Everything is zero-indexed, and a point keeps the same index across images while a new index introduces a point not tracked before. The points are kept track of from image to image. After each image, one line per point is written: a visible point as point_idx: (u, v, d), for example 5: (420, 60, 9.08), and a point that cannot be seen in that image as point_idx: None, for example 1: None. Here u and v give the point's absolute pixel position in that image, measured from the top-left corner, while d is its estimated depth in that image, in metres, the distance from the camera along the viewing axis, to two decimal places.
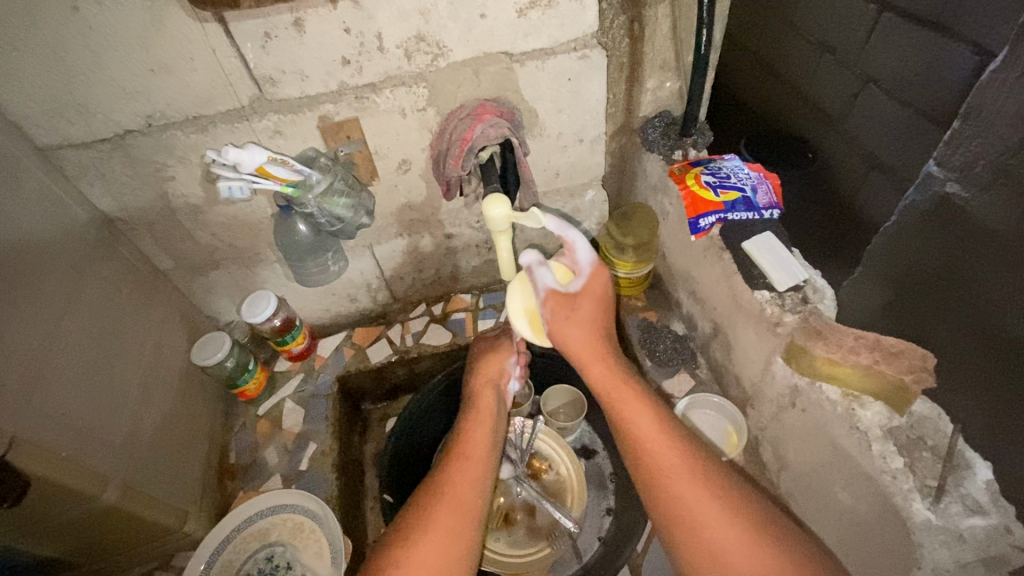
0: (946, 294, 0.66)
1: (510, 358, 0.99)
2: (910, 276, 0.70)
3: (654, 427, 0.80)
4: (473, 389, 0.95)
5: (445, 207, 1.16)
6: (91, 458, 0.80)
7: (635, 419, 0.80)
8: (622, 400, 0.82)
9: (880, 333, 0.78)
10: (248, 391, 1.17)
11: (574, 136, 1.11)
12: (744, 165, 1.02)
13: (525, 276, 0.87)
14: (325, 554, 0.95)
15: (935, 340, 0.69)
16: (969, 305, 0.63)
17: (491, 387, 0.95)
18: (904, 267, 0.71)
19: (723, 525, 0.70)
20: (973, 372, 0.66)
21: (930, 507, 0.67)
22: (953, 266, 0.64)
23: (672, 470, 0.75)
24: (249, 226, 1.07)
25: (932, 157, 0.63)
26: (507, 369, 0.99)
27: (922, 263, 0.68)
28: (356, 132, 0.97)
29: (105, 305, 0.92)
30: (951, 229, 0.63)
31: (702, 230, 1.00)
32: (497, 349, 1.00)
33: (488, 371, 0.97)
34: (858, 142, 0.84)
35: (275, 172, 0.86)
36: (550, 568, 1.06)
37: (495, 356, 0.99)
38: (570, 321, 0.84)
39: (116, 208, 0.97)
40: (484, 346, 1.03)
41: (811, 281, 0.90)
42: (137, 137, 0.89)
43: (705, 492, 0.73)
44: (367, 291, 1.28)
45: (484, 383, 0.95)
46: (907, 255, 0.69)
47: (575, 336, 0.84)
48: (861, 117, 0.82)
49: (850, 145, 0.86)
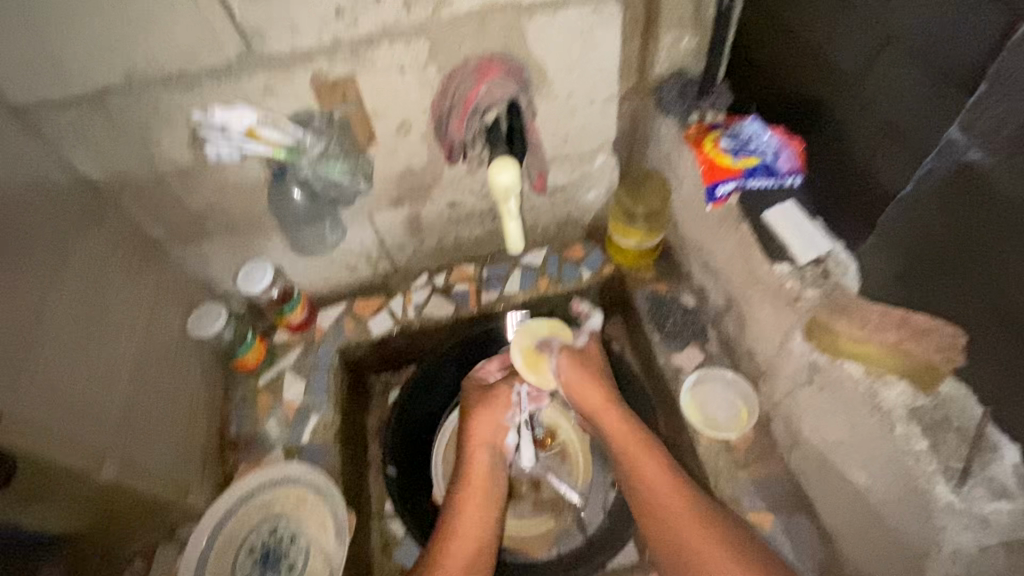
0: (959, 266, 0.64)
1: (506, 411, 1.05)
2: (921, 248, 0.68)
3: (645, 454, 0.94)
4: (471, 451, 1.01)
5: (448, 172, 1.10)
6: (90, 435, 0.79)
7: (623, 441, 0.97)
8: (634, 460, 0.94)
9: (891, 305, 0.75)
10: (248, 362, 1.15)
11: (586, 97, 1.04)
12: (766, 128, 0.94)
13: (546, 326, 1.12)
14: (329, 526, 0.95)
15: (952, 309, 0.67)
16: (986, 273, 0.62)
17: (486, 447, 1.02)
18: (918, 238, 0.68)
19: (719, 557, 0.81)
20: (987, 341, 0.65)
21: (953, 491, 0.65)
22: (967, 238, 0.62)
23: (682, 520, 0.86)
24: (242, 192, 1.01)
25: (955, 123, 0.60)
26: (503, 424, 1.04)
27: (934, 235, 0.66)
28: (353, 91, 0.90)
29: (95, 275, 0.88)
30: (967, 200, 0.61)
31: (719, 198, 0.94)
32: (492, 400, 1.05)
33: (484, 430, 1.03)
34: (870, 107, 0.78)
35: (266, 134, 0.86)
36: (555, 541, 1.07)
37: (488, 412, 1.04)
38: (580, 372, 1.04)
39: (101, 172, 0.92)
40: (477, 397, 1.07)
41: (835, 252, 0.84)
42: (118, 95, 0.82)
43: (710, 532, 0.83)
44: (367, 261, 1.23)
45: (481, 445, 1.01)
46: (921, 226, 0.67)
47: (581, 387, 1.02)
48: (876, 82, 0.76)
49: (865, 110, 0.79)
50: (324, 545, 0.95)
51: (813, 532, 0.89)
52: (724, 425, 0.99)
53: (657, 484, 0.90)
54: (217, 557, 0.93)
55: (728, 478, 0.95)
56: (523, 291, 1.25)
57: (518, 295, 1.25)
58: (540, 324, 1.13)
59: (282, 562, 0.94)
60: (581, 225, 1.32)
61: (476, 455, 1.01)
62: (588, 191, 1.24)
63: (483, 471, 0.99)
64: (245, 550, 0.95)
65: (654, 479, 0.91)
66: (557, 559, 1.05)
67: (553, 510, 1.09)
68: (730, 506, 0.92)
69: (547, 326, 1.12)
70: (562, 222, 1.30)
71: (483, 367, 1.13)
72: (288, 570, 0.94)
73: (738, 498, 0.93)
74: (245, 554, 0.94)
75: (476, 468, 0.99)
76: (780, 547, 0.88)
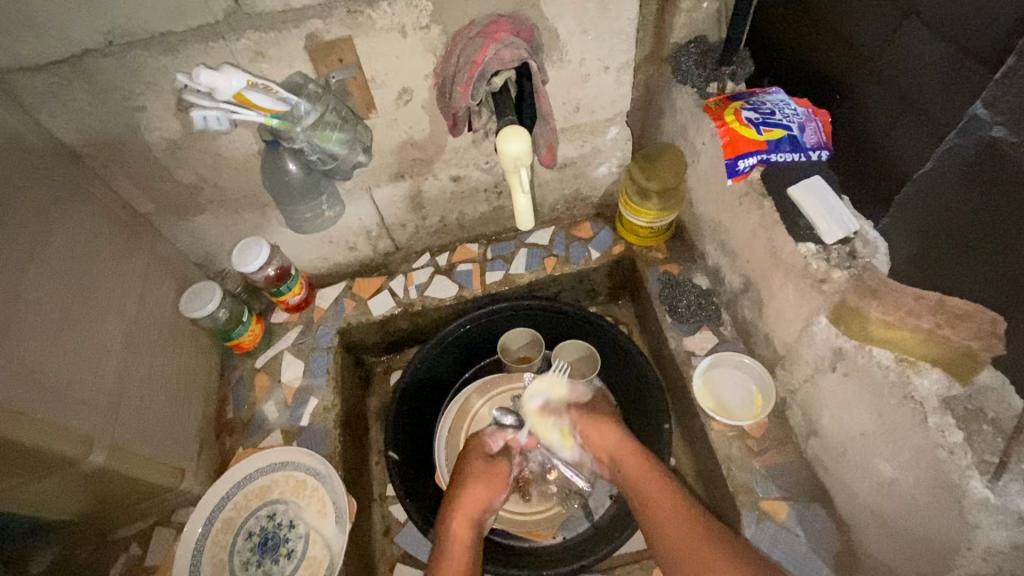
0: (977, 246, 0.62)
1: (500, 492, 0.93)
2: (938, 226, 0.66)
3: (677, 517, 0.80)
4: (456, 522, 0.88)
5: (452, 144, 1.04)
6: (72, 419, 0.75)
7: (657, 498, 0.83)
8: (658, 518, 0.81)
9: (903, 282, 0.72)
10: (244, 343, 1.10)
11: (600, 63, 0.98)
12: (790, 99, 0.88)
13: (556, 384, 1.01)
14: (328, 512, 0.93)
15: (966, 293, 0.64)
16: (1002, 257, 0.59)
17: (474, 522, 0.88)
18: (934, 216, 0.66)
19: None
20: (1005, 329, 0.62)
21: (988, 485, 0.61)
22: (988, 217, 0.60)
23: None
24: (235, 165, 0.96)
25: (981, 98, 0.58)
26: (494, 499, 0.92)
27: (952, 214, 0.64)
28: (349, 55, 0.84)
29: (78, 252, 0.83)
30: (987, 178, 0.59)
31: (741, 173, 0.89)
32: (488, 472, 0.94)
33: (475, 504, 0.89)
34: (886, 84, 0.72)
35: (257, 100, 0.76)
36: (560, 527, 1.05)
37: (486, 485, 0.91)
38: (597, 423, 0.94)
39: (84, 142, 0.86)
40: (476, 464, 0.95)
41: (863, 231, 0.78)
42: (97, 58, 0.76)
43: None
44: (367, 239, 1.18)
45: (466, 519, 0.88)
46: (937, 205, 0.65)
47: (599, 434, 0.94)
48: (889, 57, 0.71)
49: (880, 88, 0.74)
50: (323, 531, 0.92)
51: (830, 523, 0.86)
52: (738, 410, 0.95)
53: (698, 553, 0.75)
54: (214, 540, 0.92)
55: (741, 466, 0.91)
56: (529, 272, 1.21)
57: (524, 276, 1.21)
58: (545, 381, 1.02)
59: (280, 548, 0.91)
60: (590, 202, 1.26)
61: (460, 531, 0.87)
62: (599, 166, 1.19)
63: (464, 549, 0.85)
64: (242, 535, 0.92)
65: (693, 548, 0.76)
66: (564, 546, 1.03)
67: (558, 496, 1.07)
68: (744, 495, 0.89)
69: (551, 384, 1.01)
70: (571, 199, 1.24)
71: (490, 432, 1.00)
72: (286, 557, 0.91)
73: (753, 486, 0.89)
74: (242, 539, 0.92)
75: (458, 545, 0.85)
76: (796, 537, 0.85)
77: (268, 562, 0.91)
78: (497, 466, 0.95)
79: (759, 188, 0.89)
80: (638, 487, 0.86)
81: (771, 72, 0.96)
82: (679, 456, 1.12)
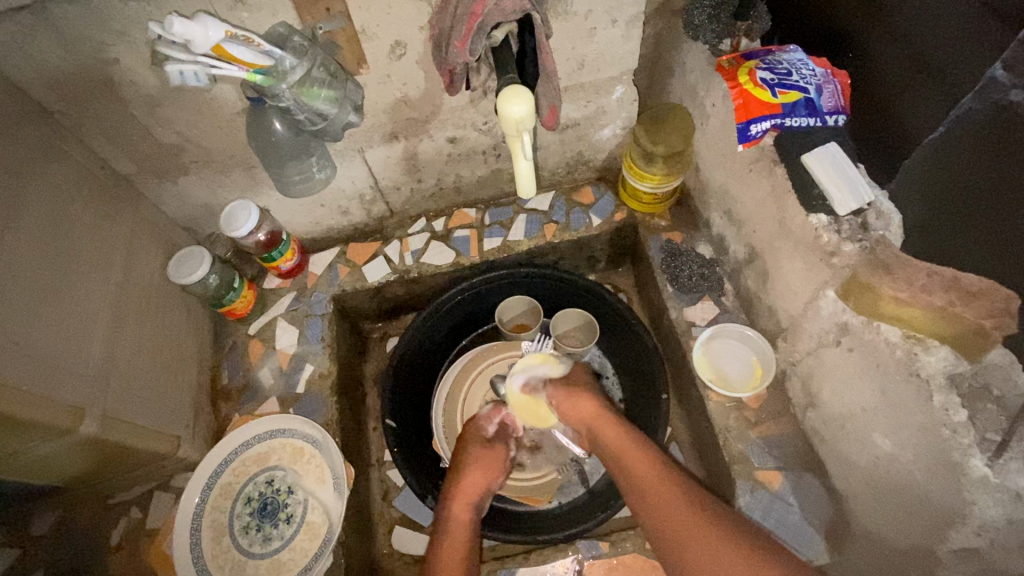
0: (989, 215, 0.59)
1: (498, 475, 0.94)
2: (943, 194, 0.63)
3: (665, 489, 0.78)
4: (452, 507, 0.89)
5: (448, 103, 0.99)
6: (58, 390, 0.74)
7: (638, 477, 0.82)
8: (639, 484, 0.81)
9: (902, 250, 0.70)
10: (237, 310, 1.07)
11: (607, 15, 0.91)
12: (808, 58, 0.82)
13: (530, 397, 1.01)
14: (328, 479, 0.93)
15: (969, 260, 0.62)
16: (1006, 229, 0.57)
17: (469, 507, 0.89)
18: (940, 182, 0.63)
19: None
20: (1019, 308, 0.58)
21: (989, 464, 0.60)
22: (991, 187, 0.58)
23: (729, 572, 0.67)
24: (217, 123, 0.90)
25: (1001, 60, 0.54)
26: (489, 489, 0.93)
27: (961, 181, 0.61)
28: (337, 3, 0.77)
29: (57, 218, 0.79)
30: (999, 145, 0.56)
31: (752, 138, 0.84)
32: (484, 457, 0.95)
33: (473, 487, 0.91)
34: (908, 43, 0.67)
35: (237, 54, 0.70)
36: (557, 493, 1.07)
37: (483, 471, 0.93)
38: (574, 396, 0.94)
39: (55, 99, 0.81)
40: (474, 448, 0.97)
41: (876, 203, 0.74)
42: (62, 5, 0.70)
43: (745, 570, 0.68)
44: (360, 203, 1.14)
45: (465, 501, 0.90)
46: (944, 172, 0.62)
47: (576, 405, 0.94)
48: (913, 9, 0.65)
49: (900, 49, 0.69)
50: (322, 498, 0.93)
51: (823, 493, 0.87)
52: (737, 381, 0.95)
53: (675, 524, 0.74)
54: (214, 505, 0.92)
55: (738, 437, 0.92)
56: (528, 238, 1.17)
57: (523, 243, 1.17)
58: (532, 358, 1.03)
59: (279, 513, 0.92)
60: (591, 165, 1.22)
61: (459, 512, 0.88)
62: (603, 128, 1.13)
63: (464, 530, 0.86)
64: (241, 500, 0.93)
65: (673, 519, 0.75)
66: (558, 510, 1.06)
67: (556, 463, 1.08)
68: (739, 465, 0.90)
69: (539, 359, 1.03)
70: (572, 162, 1.20)
71: (485, 413, 1.03)
72: (287, 522, 0.92)
73: (749, 456, 0.90)
74: (242, 504, 0.93)
75: (457, 525, 0.87)
76: (789, 506, 0.86)
77: (268, 527, 0.92)
78: (494, 450, 0.97)
79: (770, 154, 0.85)
80: (614, 450, 0.87)
81: (788, 28, 0.89)
82: (675, 424, 1.13)
